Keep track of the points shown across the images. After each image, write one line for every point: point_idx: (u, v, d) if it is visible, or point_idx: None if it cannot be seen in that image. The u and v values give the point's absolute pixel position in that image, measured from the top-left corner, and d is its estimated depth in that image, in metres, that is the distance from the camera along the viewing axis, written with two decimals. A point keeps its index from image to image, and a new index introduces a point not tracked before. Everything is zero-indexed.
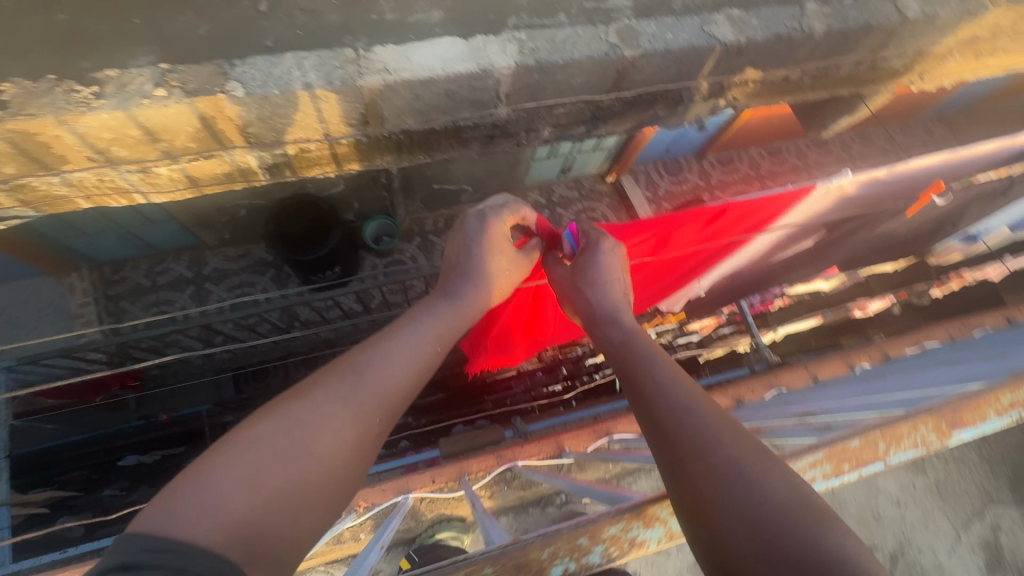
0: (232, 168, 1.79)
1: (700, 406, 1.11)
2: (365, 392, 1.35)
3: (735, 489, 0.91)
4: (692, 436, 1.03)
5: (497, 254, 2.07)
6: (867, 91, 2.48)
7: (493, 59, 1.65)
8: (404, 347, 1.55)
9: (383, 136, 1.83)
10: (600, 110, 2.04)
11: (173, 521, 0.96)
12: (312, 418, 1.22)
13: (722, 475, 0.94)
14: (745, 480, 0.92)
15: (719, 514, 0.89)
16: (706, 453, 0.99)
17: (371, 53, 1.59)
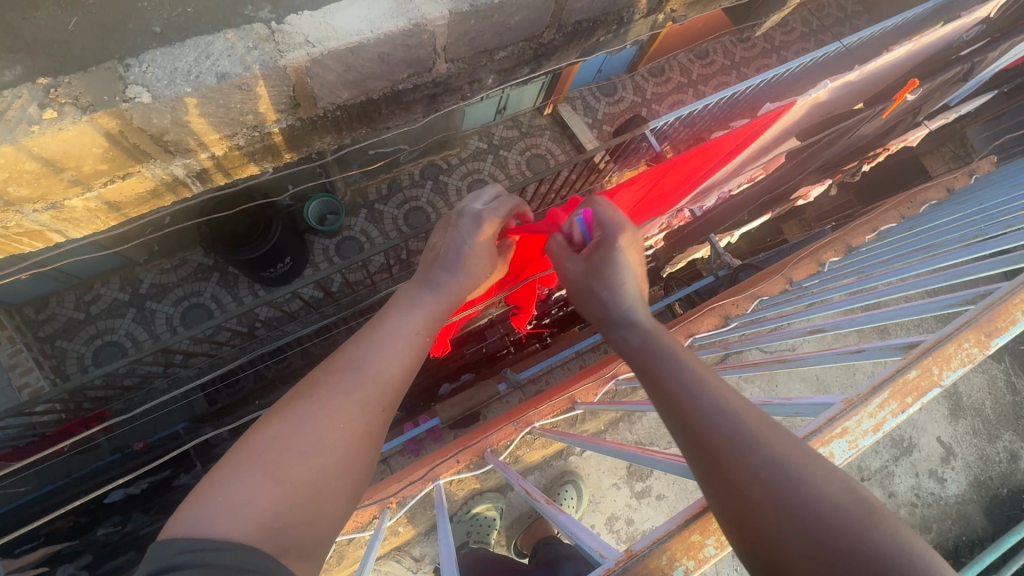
0: (158, 184, 1.59)
1: (729, 399, 1.07)
2: (370, 386, 1.28)
3: (780, 485, 0.89)
4: (731, 438, 0.99)
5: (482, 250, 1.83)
6: None
7: (423, 9, 1.48)
8: (399, 333, 1.45)
9: (320, 115, 1.66)
10: (542, 47, 1.92)
11: (207, 523, 0.96)
12: (321, 416, 1.18)
13: (763, 478, 0.91)
14: (792, 482, 0.89)
15: (768, 514, 0.87)
16: (748, 454, 0.95)
17: (285, 24, 1.39)
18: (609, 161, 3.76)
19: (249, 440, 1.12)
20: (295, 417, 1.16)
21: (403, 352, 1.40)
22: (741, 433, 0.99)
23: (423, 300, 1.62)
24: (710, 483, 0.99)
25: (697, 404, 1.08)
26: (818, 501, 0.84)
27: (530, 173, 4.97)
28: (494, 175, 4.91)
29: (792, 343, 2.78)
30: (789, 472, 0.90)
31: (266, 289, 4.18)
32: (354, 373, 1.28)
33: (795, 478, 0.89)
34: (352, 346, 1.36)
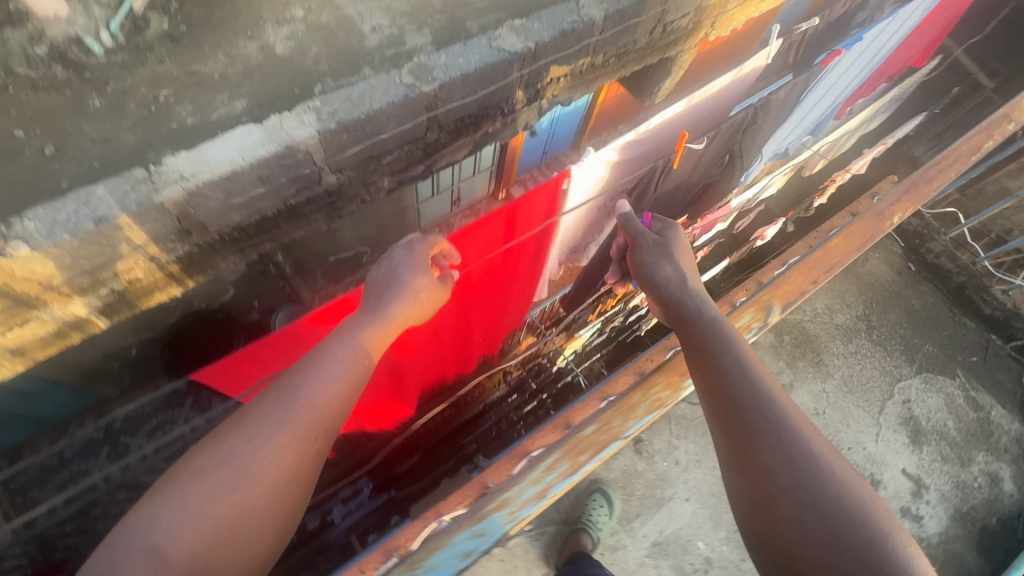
0: (61, 324, 1.66)
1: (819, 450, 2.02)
2: (292, 417, 2.02)
3: (800, 486, 1.92)
4: (758, 427, 2.12)
5: (415, 270, 2.45)
6: (673, 52, 2.67)
7: (294, 134, 1.64)
8: (323, 370, 2.14)
9: (215, 239, 1.76)
10: (429, 146, 2.07)
11: (127, 556, 1.57)
12: (243, 450, 1.90)
13: (782, 468, 1.99)
14: (802, 469, 1.96)
15: (796, 508, 1.89)
16: (772, 443, 2.06)
17: (162, 166, 1.53)
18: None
19: (195, 463, 1.84)
20: (226, 455, 1.88)
21: (337, 384, 2.14)
22: (773, 426, 2.09)
23: (363, 322, 2.32)
24: (749, 468, 2.05)
25: (757, 399, 2.19)
26: (842, 501, 1.86)
27: None
28: None
29: None
30: (810, 471, 1.96)
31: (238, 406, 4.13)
32: (281, 413, 2.01)
33: (861, 527, 1.79)
34: (294, 375, 2.11)
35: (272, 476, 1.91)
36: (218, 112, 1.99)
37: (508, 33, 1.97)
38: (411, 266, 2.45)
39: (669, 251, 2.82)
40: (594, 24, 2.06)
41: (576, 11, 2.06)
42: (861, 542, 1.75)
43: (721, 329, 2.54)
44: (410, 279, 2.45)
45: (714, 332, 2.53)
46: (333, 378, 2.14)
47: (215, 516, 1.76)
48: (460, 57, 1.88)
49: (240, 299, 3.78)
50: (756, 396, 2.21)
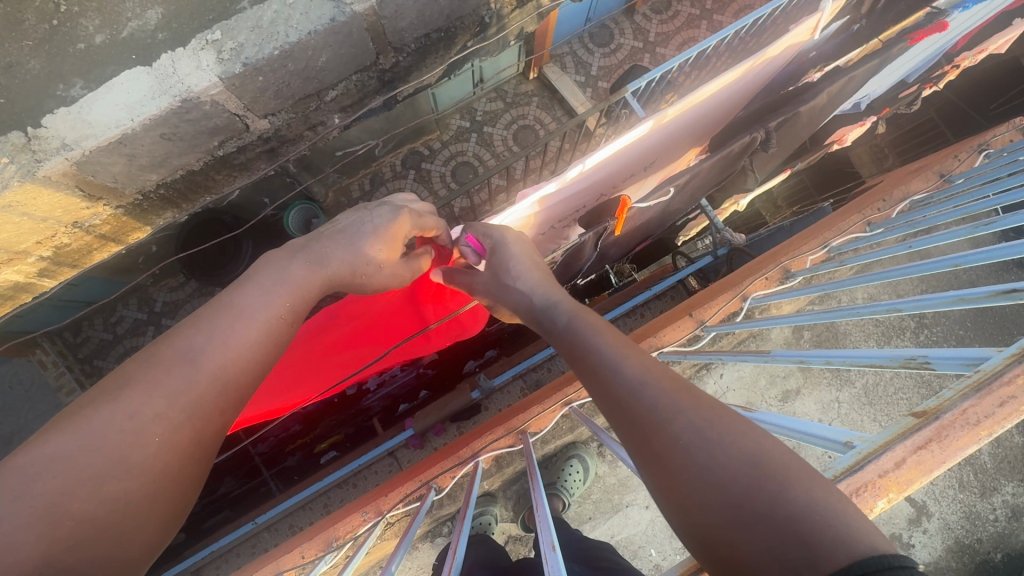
0: (3, 290, 1.62)
1: (729, 423, 0.81)
2: (202, 379, 1.01)
3: (706, 459, 0.77)
4: (648, 401, 0.88)
5: (383, 240, 1.42)
6: None
7: (188, 81, 1.30)
8: (255, 315, 1.15)
9: (138, 200, 1.58)
10: (387, 73, 1.65)
11: None
12: (134, 418, 0.92)
13: (678, 450, 0.80)
14: (698, 453, 0.78)
15: (693, 483, 0.76)
16: (665, 423, 0.84)
17: (41, 128, 1.28)
18: (600, 123, 3.14)
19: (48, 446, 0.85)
20: (102, 427, 0.89)
21: (260, 335, 1.13)
22: (636, 386, 0.92)
23: (290, 275, 1.27)
24: (642, 466, 0.85)
25: (620, 378, 0.95)
26: (724, 441, 0.78)
27: (518, 149, 4.31)
28: (478, 155, 4.29)
29: (768, 336, 2.17)
30: (727, 432, 0.79)
31: None
32: (162, 384, 0.97)
33: (752, 463, 0.75)
34: (189, 330, 1.07)
35: (164, 469, 0.92)
36: (130, 27, 1.52)
37: None
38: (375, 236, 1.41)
39: (510, 268, 1.49)
40: None
41: None
42: (735, 461, 0.76)
43: (580, 316, 1.20)
44: (370, 247, 1.40)
45: (586, 332, 1.12)
46: (255, 325, 1.13)
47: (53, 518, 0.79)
48: None
49: (246, 199, 3.36)
50: (629, 378, 0.94)
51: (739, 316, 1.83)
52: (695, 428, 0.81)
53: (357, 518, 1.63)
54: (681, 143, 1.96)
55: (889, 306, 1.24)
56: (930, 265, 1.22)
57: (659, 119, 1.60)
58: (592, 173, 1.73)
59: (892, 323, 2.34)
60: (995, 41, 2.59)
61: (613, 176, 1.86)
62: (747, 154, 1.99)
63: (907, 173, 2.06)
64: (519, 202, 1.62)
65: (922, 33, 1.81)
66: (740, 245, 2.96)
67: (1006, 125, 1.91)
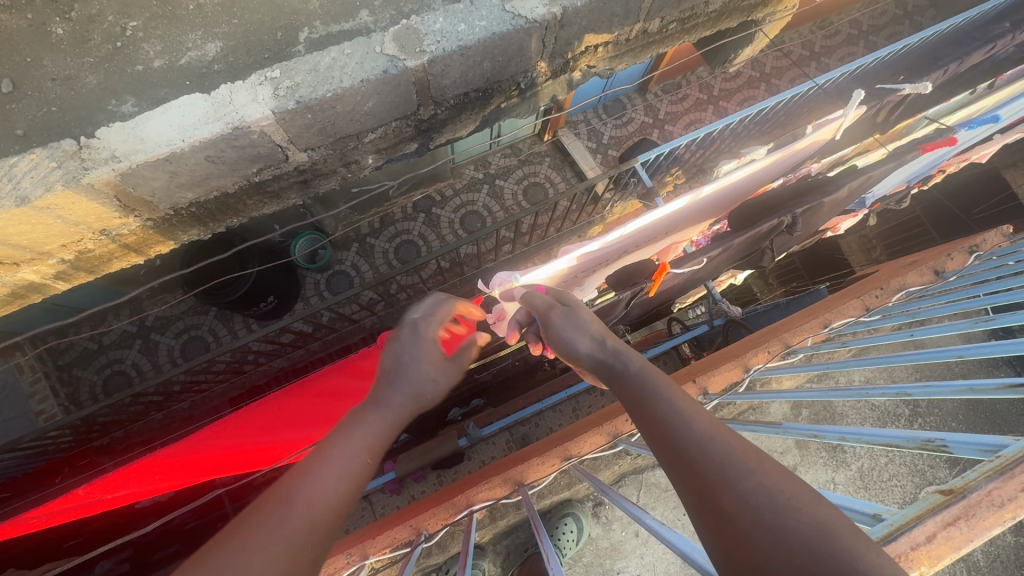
0: (16, 287, 1.62)
1: (800, 494, 0.76)
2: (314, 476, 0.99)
3: (775, 525, 0.72)
4: (714, 458, 0.85)
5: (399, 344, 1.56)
6: (761, 15, 2.10)
7: (244, 111, 1.38)
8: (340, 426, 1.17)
9: (169, 214, 1.62)
10: (424, 123, 1.76)
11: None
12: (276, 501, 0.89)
13: (747, 513, 0.75)
14: (766, 514, 0.74)
15: (760, 547, 0.71)
16: (734, 483, 0.80)
17: (94, 139, 1.34)
18: (608, 188, 3.29)
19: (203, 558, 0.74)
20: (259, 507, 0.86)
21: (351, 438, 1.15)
22: (707, 444, 0.88)
23: None
24: (705, 527, 0.80)
25: (685, 431, 0.92)
26: (795, 510, 0.73)
27: (526, 204, 4.46)
28: (488, 206, 4.43)
29: (768, 409, 2.18)
30: (795, 501, 0.74)
31: (260, 323, 4.02)
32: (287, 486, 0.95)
33: (827, 533, 0.69)
34: None
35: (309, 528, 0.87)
36: (188, 56, 1.61)
37: None
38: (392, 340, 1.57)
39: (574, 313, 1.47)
40: None
41: None
42: (807, 527, 0.71)
43: (644, 373, 1.17)
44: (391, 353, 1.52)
45: (653, 383, 1.10)
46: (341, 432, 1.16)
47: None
48: (462, 20, 1.48)
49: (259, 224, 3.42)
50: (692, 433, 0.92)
51: (743, 386, 1.85)
52: (763, 491, 0.77)
53: (341, 560, 1.55)
54: (702, 216, 2.07)
55: (899, 390, 1.27)
56: (934, 353, 1.26)
57: (694, 196, 1.76)
58: (628, 237, 1.87)
59: (887, 410, 2.36)
60: (977, 153, 2.81)
61: (644, 242, 2.00)
62: (771, 236, 2.07)
63: (900, 265, 2.17)
64: (560, 255, 1.77)
65: (932, 145, 2.08)
66: (736, 317, 3.04)
67: (993, 230, 2.05)
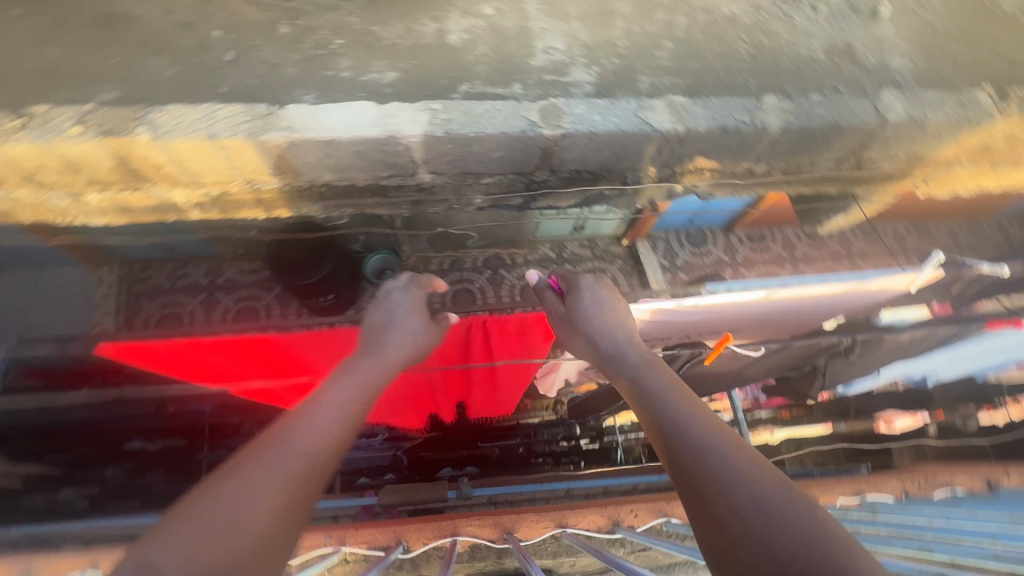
0: (159, 204, 1.89)
1: (766, 488, 1.25)
2: (290, 457, 1.52)
3: (758, 522, 1.19)
4: (715, 471, 1.35)
5: (417, 314, 2.24)
6: (860, 190, 2.24)
7: (402, 126, 1.65)
8: (331, 410, 1.76)
9: (304, 186, 1.86)
10: (535, 184, 1.98)
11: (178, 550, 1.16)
12: (259, 476, 1.43)
13: (745, 507, 1.23)
14: (760, 507, 1.22)
15: (743, 534, 1.19)
16: (728, 491, 1.28)
17: (282, 111, 1.64)
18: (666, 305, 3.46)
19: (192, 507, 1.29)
20: (262, 465, 1.47)
21: (335, 421, 1.73)
22: (704, 450, 1.41)
23: (361, 368, 2.01)
24: (700, 523, 1.29)
25: (693, 449, 1.43)
26: (760, 496, 1.24)
27: None
28: None
29: None
30: (768, 499, 1.22)
31: (310, 315, 4.24)
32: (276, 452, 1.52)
33: (770, 509, 1.20)
34: (289, 420, 1.68)
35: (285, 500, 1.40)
36: (369, 77, 2.06)
37: (663, 107, 1.77)
38: (412, 312, 2.24)
39: (594, 322, 2.05)
40: (765, 132, 1.80)
41: (752, 111, 1.80)
42: (758, 506, 1.22)
43: (658, 387, 1.71)
44: (410, 323, 2.22)
45: (667, 400, 1.63)
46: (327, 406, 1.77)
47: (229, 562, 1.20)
48: (599, 113, 1.73)
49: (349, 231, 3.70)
50: (697, 443, 1.44)
51: None
52: (741, 486, 1.28)
53: None
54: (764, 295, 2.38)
55: None
56: None
57: None
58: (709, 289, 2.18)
59: None
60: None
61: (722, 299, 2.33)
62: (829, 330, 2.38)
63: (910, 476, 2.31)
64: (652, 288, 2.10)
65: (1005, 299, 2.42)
66: None
67: None
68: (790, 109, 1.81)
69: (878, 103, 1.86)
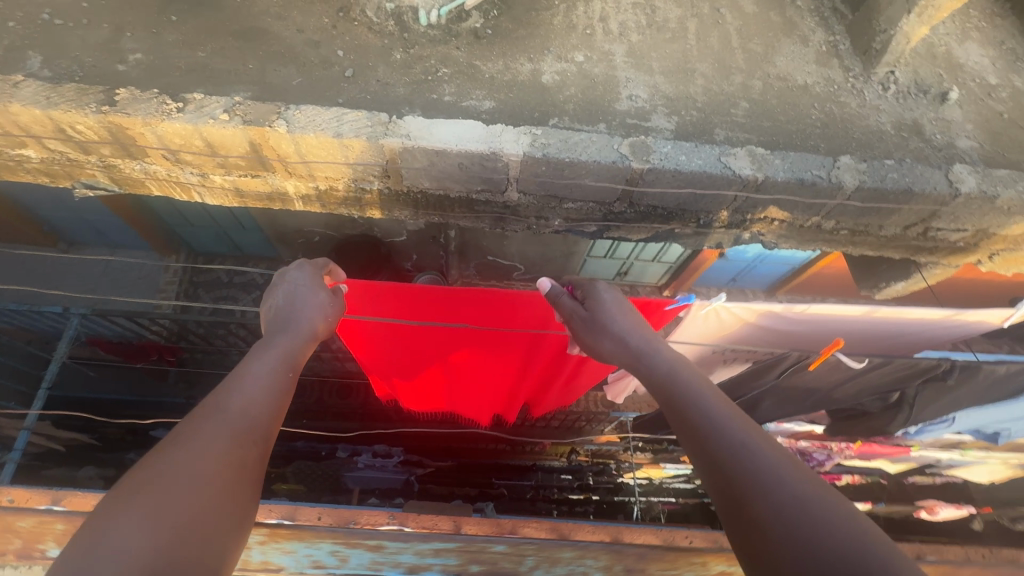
0: (270, 192, 2.06)
1: (798, 476, 1.00)
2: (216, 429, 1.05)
3: (806, 533, 0.89)
4: (753, 475, 1.01)
5: (318, 288, 1.73)
6: (923, 258, 2.30)
7: (505, 145, 1.82)
8: (252, 373, 1.25)
9: (402, 191, 2.02)
10: (611, 214, 2.10)
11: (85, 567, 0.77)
12: (200, 432, 1.04)
13: (777, 517, 0.93)
14: (796, 520, 0.92)
15: (792, 546, 0.88)
16: (767, 491, 0.98)
17: (402, 121, 1.83)
18: None
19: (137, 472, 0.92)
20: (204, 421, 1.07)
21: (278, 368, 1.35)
22: (734, 450, 1.09)
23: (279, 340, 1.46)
24: (734, 525, 0.98)
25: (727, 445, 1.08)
26: (804, 517, 0.92)
27: None
28: None
29: None
30: (813, 508, 0.93)
31: None
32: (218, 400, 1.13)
33: (829, 534, 0.88)
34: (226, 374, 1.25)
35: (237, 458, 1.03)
36: (469, 103, 2.27)
37: (744, 155, 1.90)
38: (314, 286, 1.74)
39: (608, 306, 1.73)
40: (841, 188, 1.90)
41: (829, 168, 1.92)
42: (815, 526, 0.90)
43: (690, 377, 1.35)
44: (311, 308, 1.61)
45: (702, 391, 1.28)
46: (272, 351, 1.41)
47: (182, 539, 0.87)
48: (684, 154, 1.88)
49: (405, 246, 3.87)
50: (735, 440, 1.09)
51: None
52: (781, 502, 0.95)
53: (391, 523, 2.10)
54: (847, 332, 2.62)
55: None
56: None
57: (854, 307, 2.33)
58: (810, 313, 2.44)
59: None
60: None
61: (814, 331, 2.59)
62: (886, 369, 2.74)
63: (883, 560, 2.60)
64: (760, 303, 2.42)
65: None
66: None
67: None
68: (865, 170, 1.92)
69: (950, 176, 1.95)
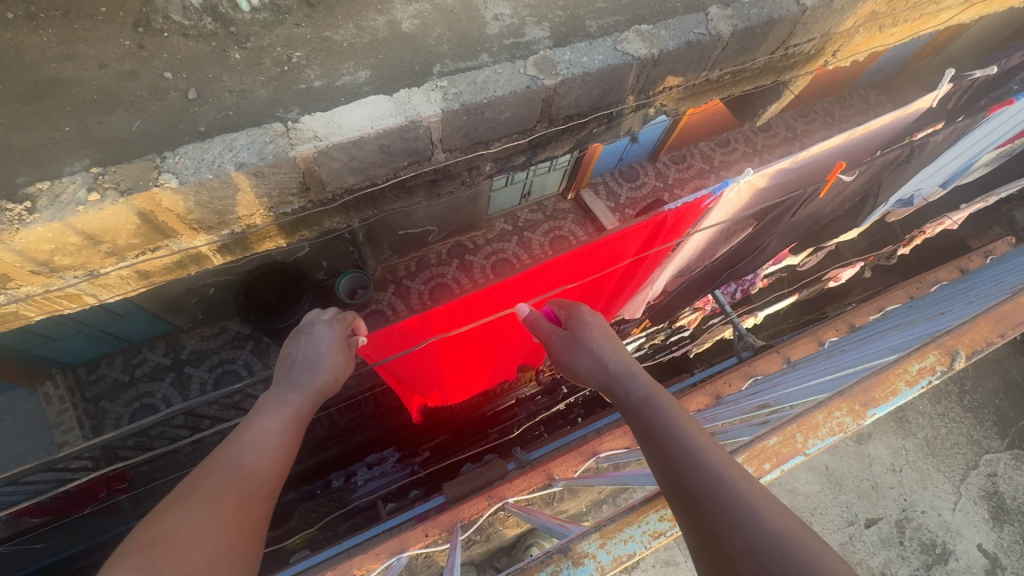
0: (180, 258, 1.80)
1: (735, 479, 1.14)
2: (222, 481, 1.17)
3: (721, 498, 1.11)
4: (682, 451, 1.26)
5: (339, 352, 1.81)
6: (787, 76, 2.61)
7: (420, 109, 1.71)
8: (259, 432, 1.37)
9: (327, 198, 1.86)
10: (536, 139, 2.11)
11: None
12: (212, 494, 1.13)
13: (717, 502, 1.11)
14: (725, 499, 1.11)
15: (711, 510, 1.11)
16: (708, 481, 1.16)
17: (299, 123, 1.63)
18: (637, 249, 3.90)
19: (140, 537, 0.97)
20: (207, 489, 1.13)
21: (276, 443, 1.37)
22: (691, 461, 1.21)
23: (290, 400, 1.56)
24: (683, 516, 1.16)
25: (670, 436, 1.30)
26: (723, 496, 1.11)
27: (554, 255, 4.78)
28: (517, 255, 4.76)
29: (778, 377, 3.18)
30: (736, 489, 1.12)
31: None
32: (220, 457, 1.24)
33: (736, 504, 1.09)
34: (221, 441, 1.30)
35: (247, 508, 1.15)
36: (343, 79, 1.96)
37: (635, 37, 1.97)
38: (328, 348, 1.79)
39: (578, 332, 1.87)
40: (720, 38, 2.05)
41: (704, 23, 2.05)
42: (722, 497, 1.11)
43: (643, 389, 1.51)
44: (331, 360, 1.77)
45: (647, 396, 1.49)
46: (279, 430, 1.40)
47: None
48: (584, 55, 1.90)
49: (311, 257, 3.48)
50: (676, 438, 1.29)
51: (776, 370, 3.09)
52: (712, 476, 1.17)
53: None
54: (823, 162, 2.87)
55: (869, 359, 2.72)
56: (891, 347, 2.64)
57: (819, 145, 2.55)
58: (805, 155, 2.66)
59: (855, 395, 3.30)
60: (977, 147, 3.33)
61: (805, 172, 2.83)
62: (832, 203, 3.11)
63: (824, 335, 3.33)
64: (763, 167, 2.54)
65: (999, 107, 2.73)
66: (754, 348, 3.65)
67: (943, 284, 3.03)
68: (732, 14, 2.08)
69: None
